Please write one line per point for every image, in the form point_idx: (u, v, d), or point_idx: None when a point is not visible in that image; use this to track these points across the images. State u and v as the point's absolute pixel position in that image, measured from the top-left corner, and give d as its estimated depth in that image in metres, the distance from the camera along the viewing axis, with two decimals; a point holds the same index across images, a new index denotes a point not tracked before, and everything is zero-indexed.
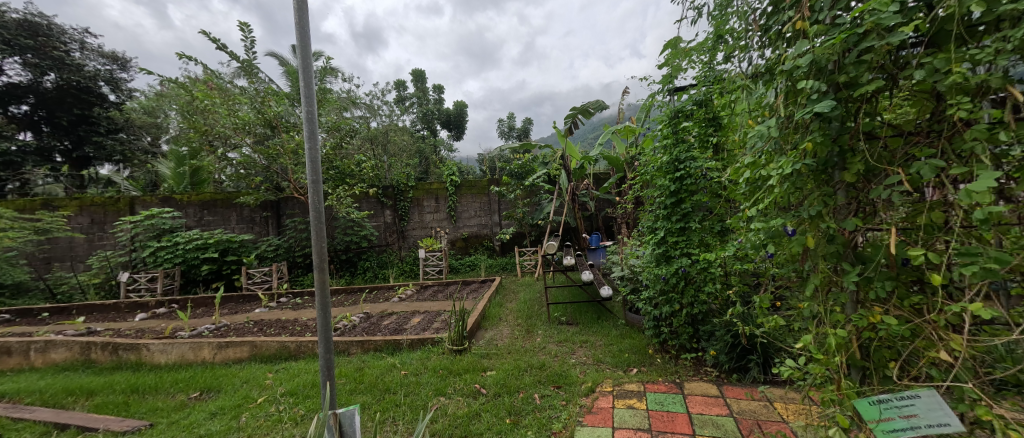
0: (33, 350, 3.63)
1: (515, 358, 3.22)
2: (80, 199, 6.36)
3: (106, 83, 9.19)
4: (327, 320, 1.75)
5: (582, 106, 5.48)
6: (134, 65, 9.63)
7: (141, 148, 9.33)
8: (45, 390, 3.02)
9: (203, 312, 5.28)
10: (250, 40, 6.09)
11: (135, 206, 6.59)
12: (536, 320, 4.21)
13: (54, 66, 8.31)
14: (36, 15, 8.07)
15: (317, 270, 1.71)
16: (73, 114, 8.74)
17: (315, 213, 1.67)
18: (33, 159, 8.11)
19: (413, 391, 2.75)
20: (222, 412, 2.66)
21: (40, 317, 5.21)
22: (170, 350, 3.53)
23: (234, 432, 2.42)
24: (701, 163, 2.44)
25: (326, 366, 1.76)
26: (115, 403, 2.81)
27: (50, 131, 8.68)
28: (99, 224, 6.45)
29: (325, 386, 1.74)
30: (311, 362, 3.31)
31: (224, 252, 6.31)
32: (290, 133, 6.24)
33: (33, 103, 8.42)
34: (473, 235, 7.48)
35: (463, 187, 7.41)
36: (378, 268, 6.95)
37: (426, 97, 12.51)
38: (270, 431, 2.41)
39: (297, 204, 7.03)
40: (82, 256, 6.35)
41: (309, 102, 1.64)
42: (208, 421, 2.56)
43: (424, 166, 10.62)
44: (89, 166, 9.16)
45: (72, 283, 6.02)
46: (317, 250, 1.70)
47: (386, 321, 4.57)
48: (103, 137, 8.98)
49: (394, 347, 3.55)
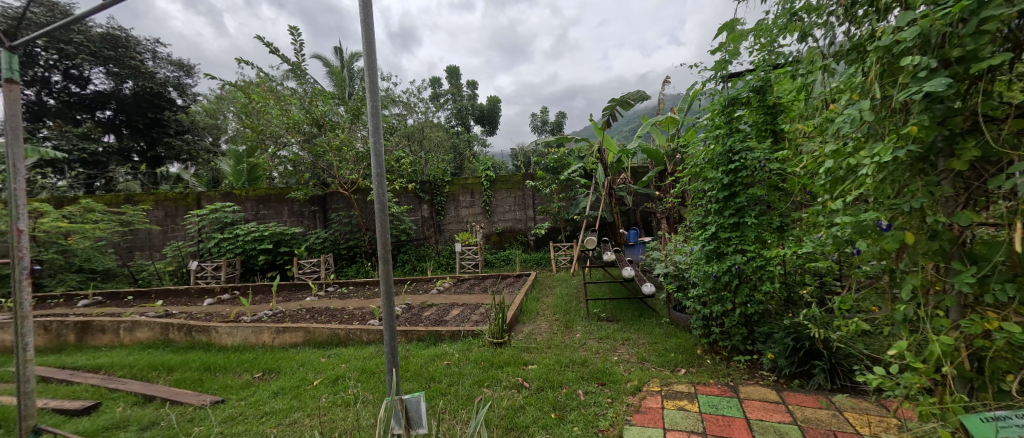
0: (122, 329, 4.01)
1: (555, 353, 3.21)
2: (156, 195, 6.97)
3: (174, 88, 9.90)
4: (391, 308, 1.80)
5: (621, 97, 5.28)
6: (197, 71, 10.41)
7: (203, 148, 10.19)
8: (133, 365, 3.34)
9: (262, 298, 5.65)
10: (300, 43, 6.43)
11: (202, 201, 7.15)
12: (573, 316, 4.18)
13: (132, 74, 9.06)
14: (117, 29, 8.95)
15: (382, 261, 1.76)
16: (148, 118, 9.60)
17: (380, 205, 1.72)
18: (117, 159, 8.96)
19: (456, 380, 2.81)
20: (282, 392, 2.83)
21: (126, 299, 5.77)
22: (236, 333, 3.79)
23: (294, 412, 2.57)
24: (758, 154, 2.27)
25: (391, 355, 1.83)
26: (192, 379, 3.05)
27: (129, 134, 9.54)
28: (172, 217, 7.05)
29: (391, 375, 1.82)
30: (360, 349, 3.47)
31: (278, 244, 6.71)
32: (335, 131, 6.54)
33: (114, 109, 9.22)
34: (507, 230, 7.47)
35: (498, 182, 7.42)
36: (416, 261, 7.13)
37: (460, 93, 12.57)
38: (333, 410, 2.55)
39: (341, 199, 7.33)
40: (159, 246, 6.99)
41: (373, 99, 1.69)
42: (271, 399, 2.74)
43: (458, 162, 10.68)
44: (162, 165, 9.99)
45: (152, 270, 6.65)
46: (383, 244, 1.76)
47: (427, 312, 4.71)
48: (172, 138, 9.81)
49: (435, 338, 3.65)
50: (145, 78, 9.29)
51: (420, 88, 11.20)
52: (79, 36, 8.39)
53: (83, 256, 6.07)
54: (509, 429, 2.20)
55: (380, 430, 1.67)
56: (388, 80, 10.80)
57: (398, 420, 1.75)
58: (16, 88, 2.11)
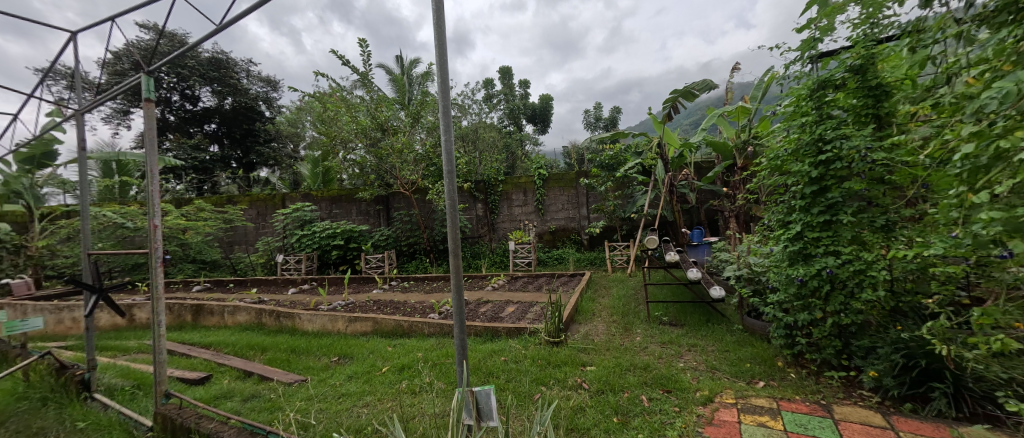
0: (226, 312, 4.55)
1: (615, 356, 3.09)
2: (249, 196, 7.81)
3: (263, 102, 10.99)
4: (461, 303, 1.83)
5: (684, 88, 4.91)
6: (282, 86, 11.45)
7: (286, 154, 11.21)
8: (236, 344, 3.82)
9: (336, 289, 6.10)
10: (367, 54, 6.82)
11: (286, 201, 7.88)
12: (632, 318, 4.01)
13: (231, 91, 10.18)
14: (220, 53, 10.15)
15: (453, 256, 1.80)
16: (244, 129, 10.75)
17: (451, 201, 1.74)
18: (220, 166, 10.16)
19: (514, 377, 2.80)
20: (357, 376, 3.06)
21: (228, 286, 6.54)
22: (316, 320, 4.11)
23: (368, 395, 2.76)
24: (857, 142, 2.01)
25: (460, 348, 1.86)
26: (281, 359, 3.42)
27: (229, 144, 10.77)
28: (263, 215, 7.85)
29: (462, 366, 1.87)
30: (423, 341, 3.62)
31: (348, 240, 7.19)
32: (397, 135, 6.87)
33: (218, 122, 10.42)
34: (560, 229, 7.34)
35: (551, 180, 7.32)
36: (472, 258, 7.28)
37: (513, 93, 12.59)
38: (406, 396, 2.71)
39: (402, 198, 7.65)
40: (253, 240, 7.83)
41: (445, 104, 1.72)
42: (347, 382, 2.96)
43: (511, 161, 10.71)
44: (254, 170, 11.18)
45: (247, 261, 7.48)
46: (454, 239, 1.78)
47: (483, 309, 4.79)
48: (262, 146, 10.90)
49: (492, 334, 3.69)
50: (241, 94, 10.40)
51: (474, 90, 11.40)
52: (192, 60, 9.62)
53: (196, 249, 6.99)
54: (571, 431, 2.14)
55: (452, 420, 1.74)
56: None
57: (469, 412, 1.84)
58: (154, 105, 2.46)
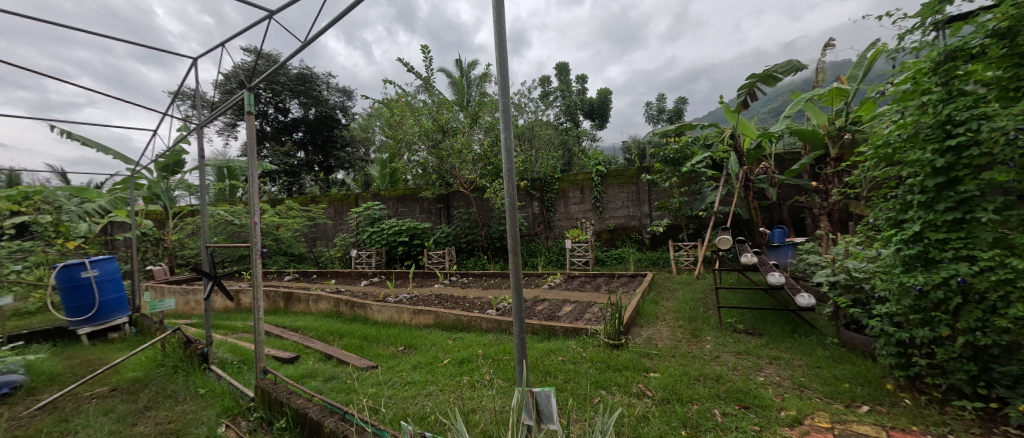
0: (311, 300, 5.31)
1: (681, 363, 2.87)
2: (329, 197, 8.56)
3: (340, 111, 11.90)
4: (520, 301, 1.78)
5: (764, 73, 4.31)
6: (356, 95, 12.32)
7: (359, 157, 12.17)
8: (318, 329, 4.47)
9: (401, 283, 6.39)
10: (429, 60, 7.04)
11: (358, 200, 8.45)
12: (701, 325, 3.72)
13: (315, 103, 11.09)
14: (306, 69, 11.19)
15: (512, 253, 1.74)
16: (324, 136, 11.70)
17: (510, 199, 1.69)
18: (305, 170, 11.17)
19: (572, 378, 2.71)
20: (420, 365, 3.41)
21: (314, 276, 7.26)
22: (384, 311, 4.64)
23: (429, 384, 3.08)
24: (1002, 122, 1.64)
25: (520, 345, 1.81)
26: (356, 345, 3.94)
27: (312, 150, 11.73)
28: (340, 214, 8.51)
29: (522, 364, 1.81)
30: (480, 336, 3.92)
31: (413, 237, 7.50)
32: (457, 136, 7.02)
33: (304, 131, 11.36)
34: (620, 227, 7.01)
35: (610, 177, 7.01)
36: (529, 256, 7.26)
37: (569, 89, 12.29)
38: (469, 385, 2.98)
39: (461, 197, 7.76)
40: (331, 236, 8.52)
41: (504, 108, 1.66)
42: (411, 370, 3.32)
43: (568, 157, 10.49)
44: (333, 173, 11.96)
45: (327, 256, 8.16)
46: (513, 239, 1.72)
47: (540, 307, 4.74)
48: (339, 151, 11.82)
49: (548, 333, 3.62)
50: (322, 104, 11.34)
51: (530, 88, 11.31)
52: (283, 75, 10.61)
53: (287, 243, 7.87)
54: None
55: (513, 419, 1.67)
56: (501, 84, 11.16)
57: (529, 412, 1.78)
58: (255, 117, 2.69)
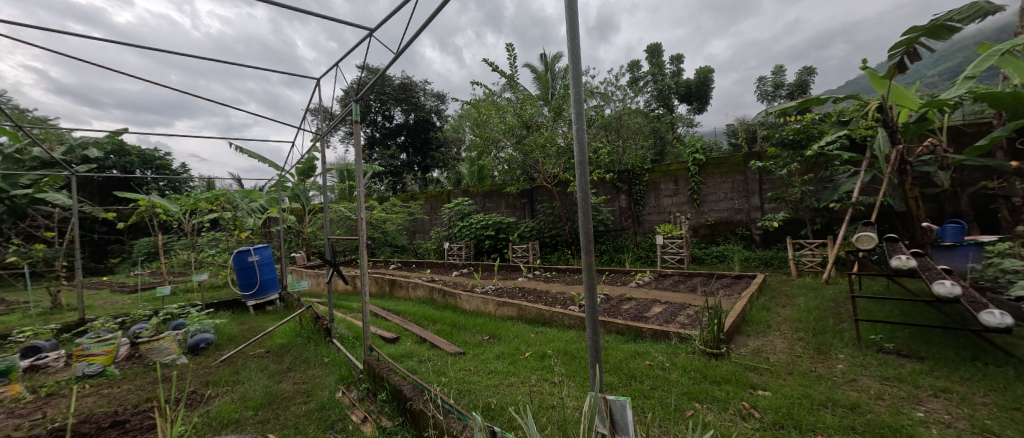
0: (410, 286, 5.61)
1: (798, 383, 2.58)
2: (425, 193, 9.15)
3: (435, 115, 12.63)
4: (593, 297, 1.72)
5: (930, 24, 3.40)
6: (449, 99, 12.94)
7: (451, 157, 12.68)
8: (416, 313, 4.71)
9: (488, 274, 6.48)
10: (514, 57, 6.98)
11: (450, 196, 8.83)
12: (829, 339, 3.13)
13: (414, 108, 11.95)
14: (409, 80, 12.21)
15: (584, 250, 1.74)
16: (421, 137, 12.49)
17: (581, 196, 1.71)
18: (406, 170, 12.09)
19: (661, 385, 2.62)
20: (503, 356, 3.40)
21: (415, 266, 7.87)
22: (472, 300, 4.72)
23: (511, 375, 3.04)
24: None
25: (595, 350, 1.73)
26: (446, 331, 4.05)
27: (412, 152, 12.63)
28: (435, 209, 9.04)
29: (595, 370, 1.74)
30: (563, 332, 3.76)
31: (498, 231, 7.57)
32: (541, 130, 6.86)
33: (406, 135, 12.33)
34: (721, 221, 6.23)
35: (709, 165, 6.25)
36: (615, 252, 6.88)
37: (662, 72, 11.33)
38: (541, 383, 2.88)
39: (545, 192, 7.58)
40: (428, 229, 9.10)
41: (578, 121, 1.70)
42: (496, 360, 3.32)
43: (660, 146, 9.71)
44: (429, 171, 12.79)
45: (424, 248, 8.68)
46: (585, 232, 1.73)
47: (626, 306, 4.45)
48: (435, 151, 12.60)
49: (635, 334, 3.47)
50: (421, 109, 12.14)
51: (618, 75, 10.67)
52: (389, 86, 11.66)
53: (392, 235, 8.68)
54: None
55: (584, 426, 1.47)
56: (587, 74, 10.72)
57: (603, 420, 1.58)
58: None
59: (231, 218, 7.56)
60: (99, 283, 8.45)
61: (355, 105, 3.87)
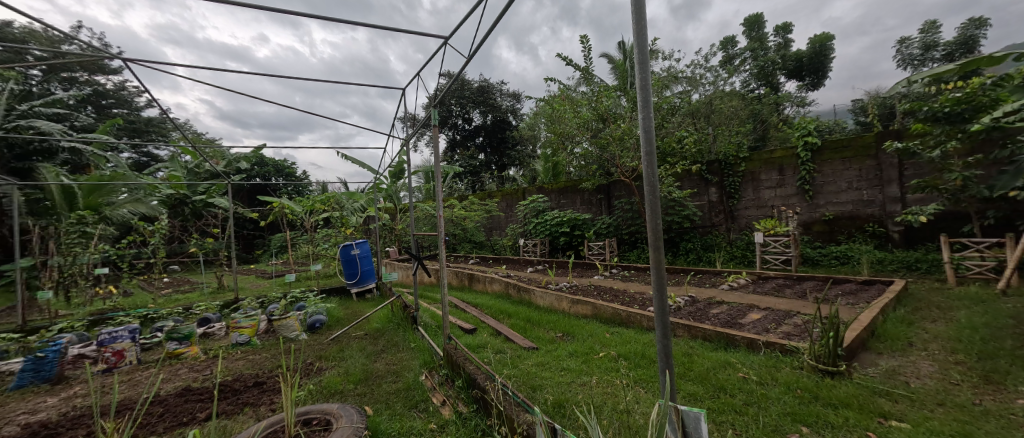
0: (487, 281, 5.60)
1: (950, 416, 2.10)
2: (501, 191, 9.18)
3: (511, 114, 12.61)
4: (662, 295, 1.48)
5: None
6: (525, 97, 12.89)
7: (527, 154, 12.57)
8: (491, 307, 4.65)
9: (562, 271, 6.26)
10: (589, 48, 6.63)
11: (525, 193, 8.75)
12: (1004, 365, 2.44)
13: (490, 109, 12.10)
14: (486, 82, 12.45)
15: (652, 250, 1.50)
16: (498, 137, 12.60)
17: (648, 190, 1.45)
18: (483, 170, 12.35)
19: (759, 403, 2.33)
20: (576, 355, 3.17)
21: (491, 261, 7.92)
22: (546, 296, 4.55)
23: (584, 375, 2.82)
24: None
25: (664, 353, 1.50)
26: (520, 326, 3.91)
27: (490, 152, 12.86)
28: (511, 206, 9.02)
29: (666, 375, 1.50)
30: (641, 334, 3.43)
31: (573, 228, 7.31)
32: (618, 122, 6.43)
33: (485, 137, 12.64)
34: (842, 217, 5.29)
35: (827, 149, 5.32)
36: (704, 251, 6.24)
37: (764, 46, 9.99)
38: (612, 385, 2.65)
39: (623, 186, 7.05)
40: (504, 225, 9.13)
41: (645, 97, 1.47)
42: (568, 358, 3.11)
43: (760, 132, 8.59)
44: (506, 169, 12.93)
45: (500, 244, 8.71)
46: (653, 231, 1.48)
47: (717, 311, 3.96)
48: (511, 150, 12.64)
49: (727, 342, 3.13)
50: (497, 110, 12.23)
51: (709, 56, 9.66)
52: (468, 89, 12.04)
53: (470, 231, 8.86)
54: None
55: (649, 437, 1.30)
56: (671, 58, 9.87)
57: (673, 428, 1.42)
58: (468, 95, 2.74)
59: (340, 217, 8.02)
60: (247, 270, 10.08)
61: (433, 109, 4.02)
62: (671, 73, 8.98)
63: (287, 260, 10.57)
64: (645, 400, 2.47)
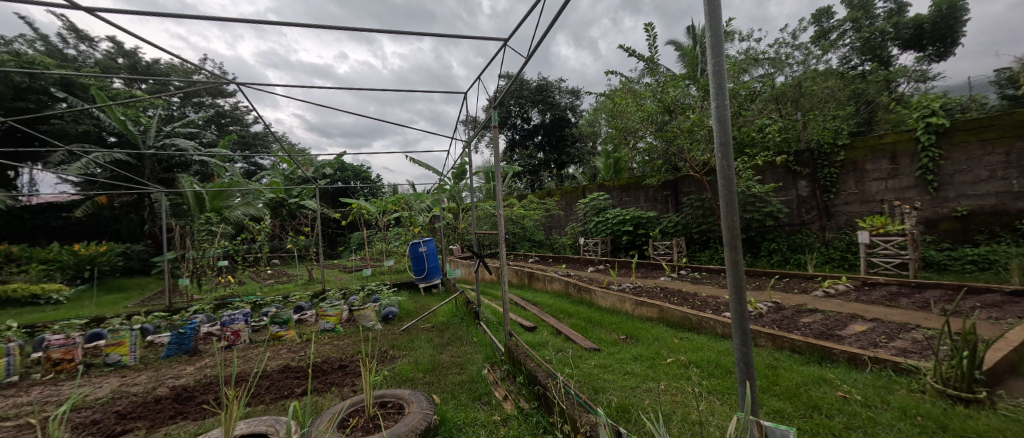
0: (546, 279, 5.41)
1: None
2: (560, 189, 8.94)
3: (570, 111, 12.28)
4: (741, 305, 1.34)
5: None
6: (584, 93, 12.46)
7: (586, 151, 12.16)
8: (551, 306, 4.46)
9: (624, 272, 5.90)
10: (654, 36, 6.18)
11: (585, 191, 8.42)
12: None
13: (549, 107, 11.88)
14: (544, 80, 12.23)
15: (728, 248, 1.36)
16: (557, 135, 12.33)
17: (723, 181, 1.31)
18: (541, 169, 12.19)
19: (862, 429, 2.00)
20: (640, 359, 2.92)
21: (550, 260, 7.71)
22: (608, 297, 4.27)
23: (649, 380, 2.58)
24: None
25: (743, 363, 1.37)
26: (581, 326, 3.69)
27: (549, 150, 12.63)
28: (570, 205, 8.75)
29: (746, 387, 1.38)
30: (715, 341, 3.09)
31: (636, 226, 6.89)
32: (687, 114, 5.92)
33: (543, 136, 12.38)
34: (977, 211, 4.38)
35: (958, 130, 4.42)
36: (790, 252, 5.55)
37: (868, 16, 8.66)
38: (680, 392, 2.42)
39: (693, 181, 6.47)
40: (563, 224, 8.88)
41: (719, 94, 1.33)
42: (632, 361, 2.87)
43: (863, 115, 7.44)
44: (565, 167, 12.65)
45: (560, 243, 8.48)
46: (728, 228, 1.34)
47: (807, 319, 3.46)
48: (571, 147, 12.31)
49: (821, 356, 2.77)
50: (555, 108, 11.98)
51: (796, 32, 8.58)
52: (526, 89, 11.91)
53: (529, 230, 8.72)
54: None
55: None
56: (749, 39, 8.94)
57: None
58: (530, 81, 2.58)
59: (408, 217, 8.38)
60: (333, 264, 10.90)
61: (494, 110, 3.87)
62: (750, 55, 8.12)
63: (364, 256, 11.22)
64: (719, 412, 2.20)
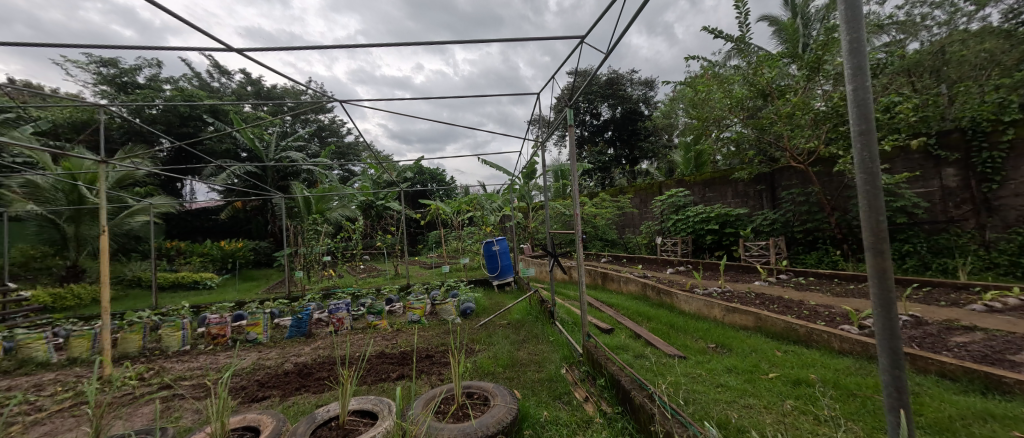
0: (622, 281, 5.03)
1: None
2: (635, 186, 8.39)
3: (643, 103, 11.58)
4: (890, 320, 1.02)
5: None
6: (658, 83, 11.65)
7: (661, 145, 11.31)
8: (627, 309, 4.09)
9: (711, 275, 5.30)
10: (746, 13, 5.45)
11: (662, 187, 7.77)
12: None
13: (620, 101, 11.31)
14: (614, 72, 11.65)
15: (870, 255, 1.03)
16: (628, 129, 11.69)
17: (864, 169, 1.01)
18: (612, 165, 11.66)
19: None
20: (735, 371, 2.52)
21: (625, 261, 7.21)
22: (692, 301, 3.80)
23: (747, 396, 2.20)
24: None
25: (893, 383, 1.05)
26: (661, 330, 3.31)
27: (620, 145, 12.02)
28: (645, 202, 8.16)
29: (896, 420, 1.05)
30: (831, 357, 2.58)
31: (724, 225, 6.18)
32: (786, 97, 5.12)
33: (614, 130, 11.83)
34: None
35: None
36: (930, 256, 4.55)
37: None
38: (795, 412, 2.01)
39: (794, 173, 5.60)
40: (638, 222, 8.31)
41: (856, 76, 1.02)
42: (726, 374, 2.48)
43: None
44: (638, 163, 11.96)
45: (635, 242, 7.95)
46: (870, 230, 1.02)
47: (961, 338, 2.73)
48: (644, 141, 11.56)
49: (986, 387, 2.13)
50: (627, 101, 11.35)
51: None
52: (597, 83, 11.41)
53: (602, 229, 8.28)
54: None
55: None
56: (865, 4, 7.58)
57: None
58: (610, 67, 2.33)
59: (481, 216, 8.49)
60: (416, 260, 11.46)
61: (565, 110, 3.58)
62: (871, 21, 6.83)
63: (442, 254, 11.60)
64: None
